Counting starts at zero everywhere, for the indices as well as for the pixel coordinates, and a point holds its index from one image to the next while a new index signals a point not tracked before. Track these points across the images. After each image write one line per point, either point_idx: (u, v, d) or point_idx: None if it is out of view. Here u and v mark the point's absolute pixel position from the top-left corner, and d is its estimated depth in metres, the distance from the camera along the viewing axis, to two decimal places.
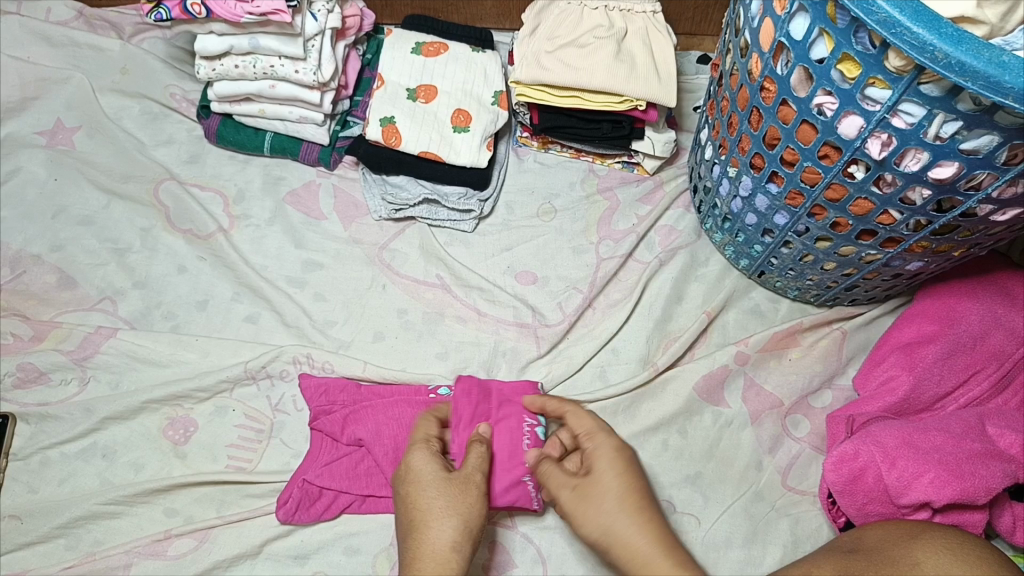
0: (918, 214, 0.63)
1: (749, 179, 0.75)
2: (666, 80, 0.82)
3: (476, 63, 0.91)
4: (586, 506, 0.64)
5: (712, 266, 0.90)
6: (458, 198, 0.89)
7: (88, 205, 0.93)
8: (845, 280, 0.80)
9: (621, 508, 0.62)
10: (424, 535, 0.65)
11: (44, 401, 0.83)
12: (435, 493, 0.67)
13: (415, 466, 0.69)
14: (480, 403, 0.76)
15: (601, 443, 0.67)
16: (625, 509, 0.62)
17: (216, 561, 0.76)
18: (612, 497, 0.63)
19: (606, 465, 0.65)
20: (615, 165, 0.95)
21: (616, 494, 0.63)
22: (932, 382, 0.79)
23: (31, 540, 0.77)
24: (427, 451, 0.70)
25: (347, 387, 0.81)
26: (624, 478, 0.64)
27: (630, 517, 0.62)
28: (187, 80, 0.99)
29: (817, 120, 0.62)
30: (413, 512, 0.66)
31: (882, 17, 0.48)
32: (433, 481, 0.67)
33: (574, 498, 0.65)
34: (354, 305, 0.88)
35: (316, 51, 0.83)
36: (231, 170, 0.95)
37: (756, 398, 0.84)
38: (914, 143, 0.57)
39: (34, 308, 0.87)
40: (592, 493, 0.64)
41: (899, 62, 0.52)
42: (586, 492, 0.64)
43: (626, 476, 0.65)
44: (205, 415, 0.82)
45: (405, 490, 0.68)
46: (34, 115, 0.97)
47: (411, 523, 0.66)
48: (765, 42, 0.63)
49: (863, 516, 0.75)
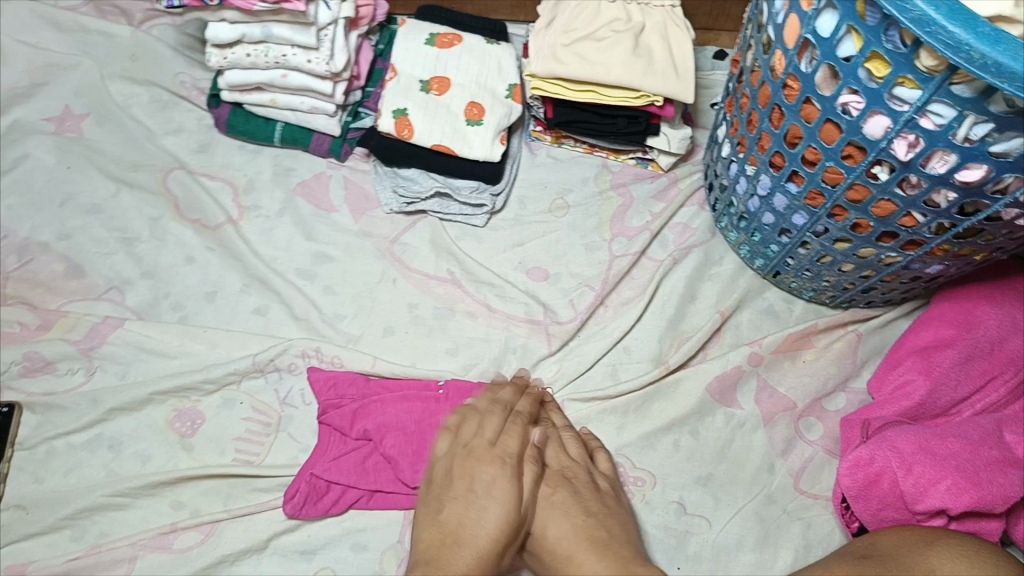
0: (942, 216, 0.62)
1: (768, 178, 0.74)
2: (684, 76, 0.81)
3: (490, 55, 0.90)
4: (541, 561, 0.65)
5: (727, 265, 0.88)
6: (470, 191, 0.88)
7: (97, 194, 0.92)
8: (862, 282, 0.78)
9: (563, 551, 0.64)
10: (474, 545, 0.62)
11: (51, 391, 0.82)
12: (501, 510, 0.64)
13: (498, 480, 0.66)
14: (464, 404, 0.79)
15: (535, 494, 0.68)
16: (565, 549, 0.63)
17: (222, 555, 0.75)
18: (554, 545, 0.64)
19: (542, 523, 0.66)
20: (629, 160, 0.93)
21: (555, 536, 0.64)
22: (949, 387, 0.77)
23: (36, 531, 0.76)
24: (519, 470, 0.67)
25: (356, 381, 0.80)
26: (561, 517, 0.65)
27: (573, 553, 0.63)
28: (197, 68, 0.98)
29: (842, 119, 0.60)
30: (473, 523, 0.63)
31: (916, 15, 0.47)
32: (509, 503, 0.65)
33: (532, 553, 0.67)
34: (363, 299, 0.87)
35: (329, 40, 0.82)
36: (241, 160, 0.94)
37: (769, 400, 0.83)
38: (942, 144, 0.56)
39: (41, 297, 0.86)
40: (539, 547, 0.65)
41: (931, 62, 0.51)
42: (535, 548, 0.66)
43: (562, 518, 0.65)
44: (212, 408, 0.82)
45: (478, 496, 0.65)
46: (43, 101, 0.96)
47: (467, 530, 0.63)
48: (789, 38, 0.62)
49: (877, 522, 0.73)
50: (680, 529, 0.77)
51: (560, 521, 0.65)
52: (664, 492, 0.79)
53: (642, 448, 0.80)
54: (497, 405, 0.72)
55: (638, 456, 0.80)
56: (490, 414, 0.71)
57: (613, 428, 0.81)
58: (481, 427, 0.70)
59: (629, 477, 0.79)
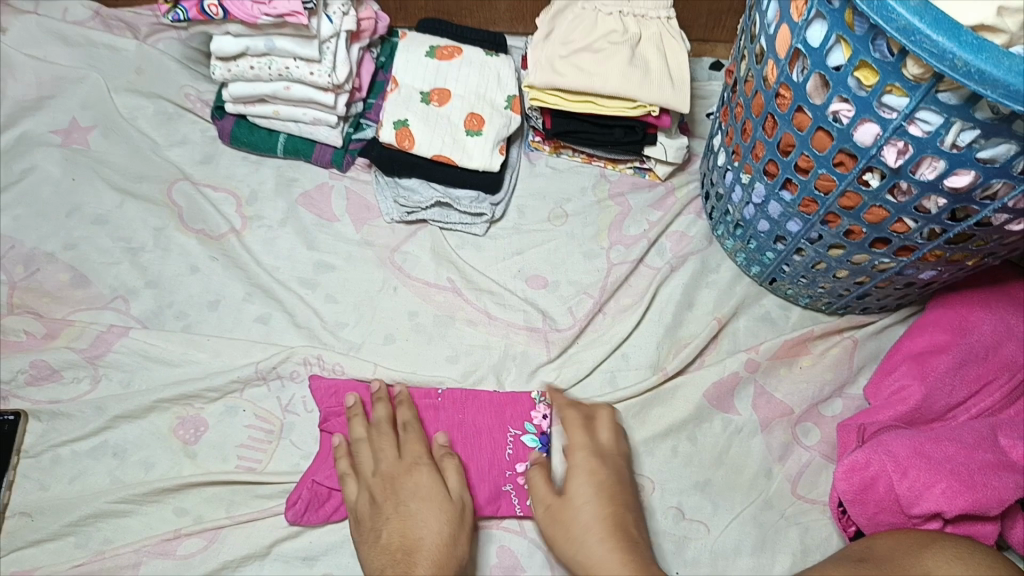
0: (933, 222, 0.63)
1: (763, 186, 0.75)
2: (680, 86, 0.82)
3: (489, 67, 0.91)
4: (563, 526, 0.66)
5: (724, 272, 0.90)
6: (470, 201, 0.89)
7: (102, 205, 0.93)
8: (857, 288, 0.79)
9: (594, 528, 0.64)
10: (427, 548, 0.67)
11: (56, 399, 0.83)
12: (436, 518, 0.70)
13: (424, 486, 0.72)
14: (460, 414, 0.80)
15: (577, 464, 0.69)
16: (597, 527, 0.64)
17: (224, 561, 0.76)
18: (588, 517, 0.65)
19: (582, 493, 0.67)
20: (626, 170, 0.94)
21: (588, 511, 0.65)
22: (944, 392, 0.78)
23: (41, 537, 0.77)
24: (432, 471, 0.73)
25: (358, 389, 0.81)
26: (601, 498, 0.66)
27: (602, 536, 0.64)
28: (202, 81, 0.99)
29: (833, 127, 0.61)
30: (413, 532, 0.69)
31: (901, 24, 0.48)
32: (440, 501, 0.71)
33: (553, 518, 0.67)
34: (365, 307, 0.88)
35: (331, 53, 0.83)
36: (245, 171, 0.95)
37: (766, 406, 0.83)
38: (931, 151, 0.57)
39: (47, 307, 0.88)
40: (570, 513, 0.66)
41: (917, 70, 0.52)
42: (563, 513, 0.66)
43: (599, 494, 0.67)
44: (215, 415, 0.83)
45: (413, 506, 0.70)
46: (50, 114, 0.97)
47: (424, 535, 0.68)
48: (781, 49, 0.63)
49: (874, 525, 0.74)
50: (678, 534, 0.78)
51: (599, 500, 0.66)
52: (662, 498, 0.79)
53: (641, 453, 0.81)
54: (380, 421, 0.78)
55: (637, 463, 0.81)
56: (380, 432, 0.76)
57: None
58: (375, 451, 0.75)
59: None
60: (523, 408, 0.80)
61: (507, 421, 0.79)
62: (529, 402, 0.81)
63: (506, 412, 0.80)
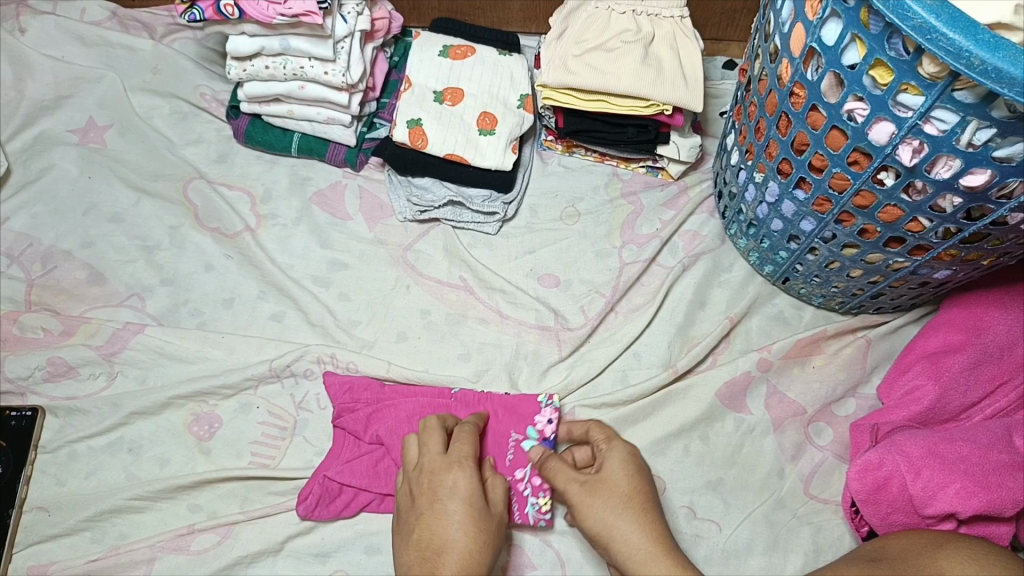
0: (947, 221, 0.63)
1: (776, 185, 0.75)
2: (693, 85, 0.82)
3: (502, 66, 0.92)
4: (602, 494, 0.63)
5: (736, 272, 0.89)
6: (482, 200, 0.90)
7: (118, 203, 0.94)
8: (871, 288, 0.79)
9: (636, 499, 0.63)
10: (458, 551, 0.61)
11: (72, 395, 0.84)
12: (470, 518, 0.63)
13: (464, 485, 0.65)
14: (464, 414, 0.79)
15: (615, 445, 0.67)
16: (637, 499, 0.63)
17: (238, 556, 0.77)
18: (627, 487, 0.63)
19: (617, 466, 0.65)
20: (638, 169, 0.95)
21: (628, 481, 0.64)
22: (959, 393, 0.78)
23: (58, 532, 0.78)
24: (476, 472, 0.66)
25: (370, 386, 0.82)
26: (639, 474, 0.65)
27: (644, 508, 0.62)
28: (217, 80, 1.00)
29: (848, 125, 0.61)
30: (446, 531, 0.62)
31: (917, 22, 0.48)
32: (479, 506, 0.64)
33: (589, 490, 0.64)
34: (378, 305, 0.88)
35: (345, 53, 0.84)
36: (259, 170, 0.96)
37: (779, 405, 0.83)
38: (946, 150, 0.57)
39: (64, 304, 0.89)
40: (608, 483, 0.64)
41: (933, 69, 0.52)
42: (600, 484, 0.64)
43: (636, 471, 0.65)
44: (230, 412, 0.83)
45: (448, 504, 0.64)
46: (66, 113, 0.98)
47: (457, 536, 0.62)
48: (796, 47, 0.63)
49: (887, 526, 0.74)
50: (689, 533, 0.78)
51: (639, 478, 0.65)
52: (674, 497, 0.79)
53: (653, 452, 0.81)
54: (430, 420, 0.71)
55: (650, 461, 0.81)
56: (427, 428, 0.69)
57: (624, 433, 0.82)
58: (425, 439, 0.69)
59: None
60: (528, 411, 0.78)
61: (510, 425, 0.78)
62: (535, 405, 0.78)
63: (510, 416, 0.78)
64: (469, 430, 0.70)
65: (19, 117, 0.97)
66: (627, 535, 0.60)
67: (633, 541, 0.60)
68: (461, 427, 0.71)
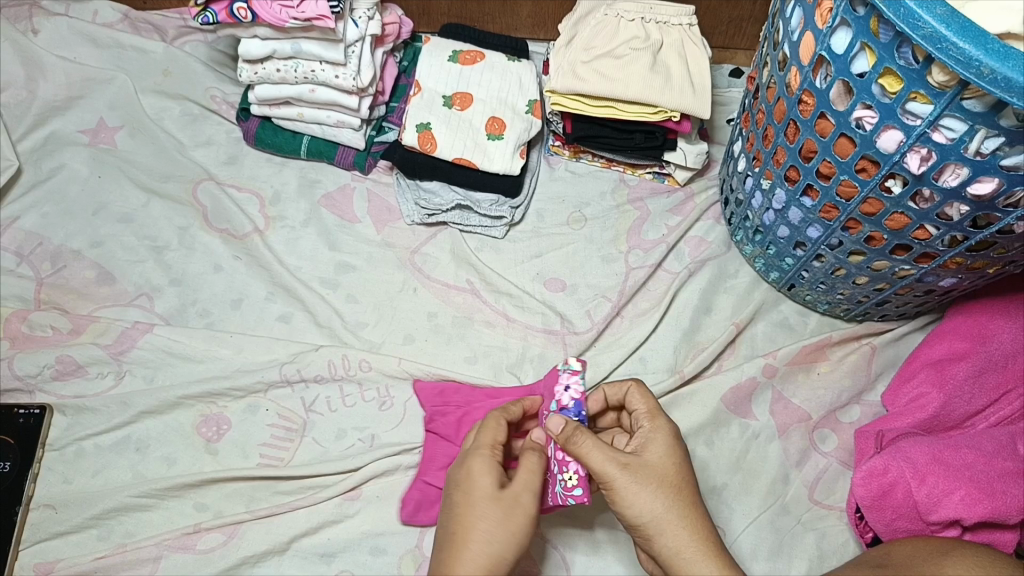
0: (954, 229, 0.64)
1: (783, 192, 0.75)
2: (701, 92, 0.83)
3: (511, 72, 0.92)
4: (648, 480, 0.61)
5: (742, 278, 0.90)
6: (489, 205, 0.90)
7: (128, 203, 0.95)
8: (876, 295, 0.80)
9: (683, 488, 0.61)
10: (462, 544, 0.60)
11: (80, 394, 0.84)
12: (473, 507, 0.62)
13: (476, 473, 0.63)
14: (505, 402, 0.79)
15: (660, 426, 0.65)
16: (684, 488, 0.61)
17: (245, 556, 0.77)
18: (673, 476, 0.62)
19: (662, 450, 0.63)
20: (645, 175, 0.95)
21: (674, 469, 0.62)
22: (963, 400, 0.79)
23: (65, 529, 0.78)
24: (491, 459, 0.64)
25: (460, 389, 0.81)
26: (682, 460, 0.63)
27: (690, 498, 0.61)
28: (227, 83, 1.01)
29: (856, 133, 0.62)
30: (456, 523, 0.62)
31: (928, 32, 0.49)
32: (487, 493, 0.62)
33: (635, 473, 0.61)
34: (385, 308, 0.89)
35: (356, 57, 0.84)
36: (268, 172, 0.96)
37: (784, 411, 0.84)
38: (954, 158, 0.57)
39: (73, 303, 0.89)
40: (654, 469, 0.62)
41: (943, 78, 0.53)
42: (645, 468, 0.61)
43: (681, 457, 0.63)
44: (238, 414, 0.84)
45: (456, 494, 0.63)
46: (78, 114, 0.99)
47: (460, 527, 0.61)
48: (805, 55, 0.64)
49: (891, 532, 0.74)
50: None
51: (685, 467, 0.63)
52: None
53: None
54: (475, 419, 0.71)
55: None
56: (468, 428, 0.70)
57: None
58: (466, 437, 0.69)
59: None
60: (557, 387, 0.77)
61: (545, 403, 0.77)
62: None
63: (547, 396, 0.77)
64: (495, 416, 0.67)
65: (31, 117, 0.98)
66: (675, 528, 0.60)
67: (683, 536, 0.60)
68: (490, 413, 0.69)
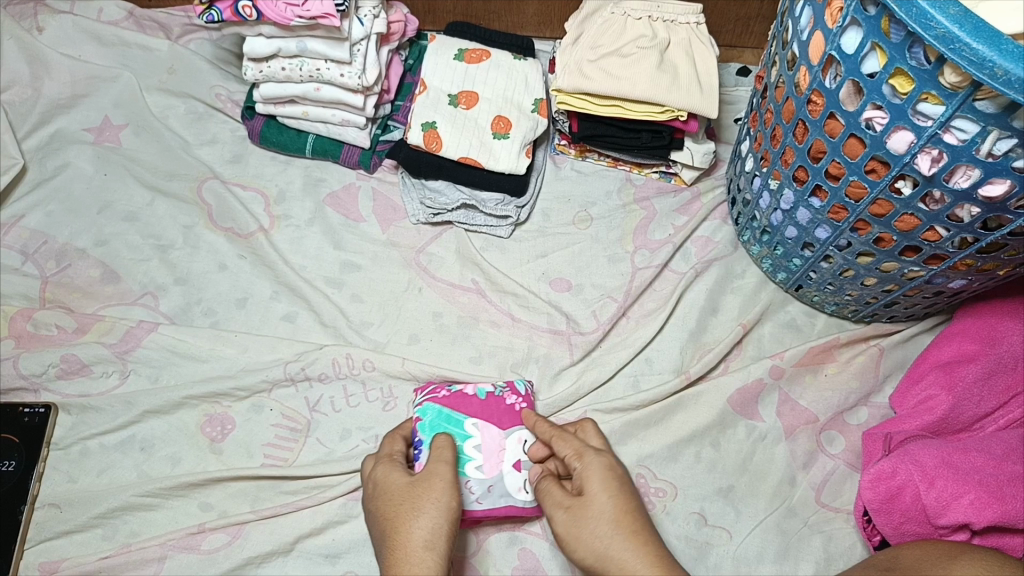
0: (965, 231, 0.63)
1: (792, 193, 0.74)
2: (709, 91, 0.82)
3: (518, 70, 0.92)
4: (585, 522, 0.60)
5: (749, 278, 0.89)
6: (495, 204, 0.90)
7: (133, 202, 0.94)
8: (885, 296, 0.79)
9: (622, 520, 0.59)
10: (395, 531, 0.61)
11: (85, 393, 0.84)
12: (394, 500, 0.63)
13: (386, 475, 0.66)
14: None
15: (590, 462, 0.63)
16: (622, 519, 0.60)
17: (249, 556, 0.77)
18: (612, 509, 0.60)
19: (599, 485, 0.62)
20: (652, 174, 0.94)
21: (612, 503, 0.60)
22: (972, 403, 0.78)
23: (69, 528, 0.78)
24: (396, 463, 0.67)
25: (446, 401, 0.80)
26: (620, 490, 0.61)
27: (631, 527, 0.59)
28: (232, 81, 1.00)
29: (865, 134, 0.61)
30: (382, 521, 0.63)
31: (941, 32, 0.48)
32: (402, 485, 0.64)
33: (575, 517, 0.61)
34: (390, 307, 0.89)
35: (362, 55, 0.84)
36: (273, 171, 0.96)
37: (790, 413, 0.83)
38: (965, 159, 0.57)
39: (78, 301, 0.89)
40: (590, 508, 0.61)
41: (955, 78, 0.52)
42: (584, 510, 0.61)
43: (621, 487, 0.62)
44: (243, 413, 0.83)
45: (374, 505, 0.64)
46: (83, 112, 0.99)
47: (389, 522, 0.62)
48: (814, 55, 0.63)
49: (898, 535, 0.74)
50: (700, 540, 0.78)
51: (622, 494, 0.61)
52: (685, 503, 0.79)
53: (665, 458, 0.81)
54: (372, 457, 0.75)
55: (661, 468, 0.81)
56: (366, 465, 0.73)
57: (637, 439, 0.82)
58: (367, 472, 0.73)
59: (651, 488, 0.80)
60: (496, 409, 0.76)
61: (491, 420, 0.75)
62: (497, 401, 0.77)
63: (492, 415, 0.76)
64: (387, 436, 0.72)
65: (36, 116, 0.98)
66: (618, 559, 0.58)
67: (629, 568, 0.57)
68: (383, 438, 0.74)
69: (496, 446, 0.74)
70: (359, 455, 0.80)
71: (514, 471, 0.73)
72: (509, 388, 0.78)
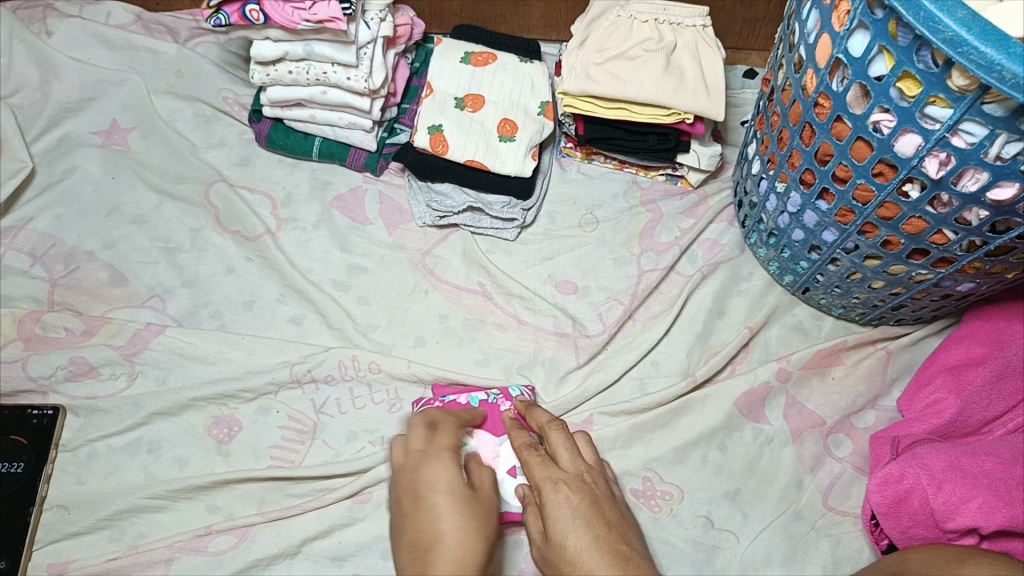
0: (973, 234, 0.63)
1: (798, 196, 0.74)
2: (715, 93, 0.82)
3: (524, 73, 0.92)
4: (555, 567, 0.58)
5: (756, 281, 0.89)
6: (501, 206, 0.90)
7: (141, 205, 0.95)
8: (892, 299, 0.79)
9: (583, 562, 0.55)
10: (449, 546, 0.53)
11: (93, 395, 0.85)
12: (460, 517, 0.56)
13: (445, 478, 0.58)
14: None
15: (549, 500, 0.59)
16: (583, 561, 0.55)
17: (257, 558, 0.77)
18: (573, 550, 0.56)
19: (556, 527, 0.57)
20: (658, 177, 0.94)
21: (573, 546, 0.56)
22: (980, 406, 0.77)
23: (77, 530, 0.78)
24: (456, 464, 0.60)
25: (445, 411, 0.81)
26: (581, 527, 0.57)
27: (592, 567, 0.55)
28: (239, 84, 1.01)
29: (873, 137, 0.61)
30: (435, 524, 0.55)
31: (948, 35, 0.48)
32: (467, 501, 0.57)
33: (548, 561, 0.59)
34: (397, 309, 0.89)
35: (368, 59, 0.84)
36: (280, 174, 0.96)
37: (798, 416, 0.83)
38: (974, 162, 0.56)
39: (86, 304, 0.89)
40: (554, 553, 0.57)
41: (963, 81, 0.52)
42: (551, 553, 0.58)
43: (580, 523, 0.57)
44: (250, 415, 0.84)
45: (435, 503, 0.56)
46: (91, 115, 0.99)
47: (447, 535, 0.54)
48: (821, 58, 0.63)
49: (906, 539, 0.73)
50: (706, 544, 0.78)
51: (580, 530, 0.57)
52: (692, 506, 0.79)
53: (672, 461, 0.81)
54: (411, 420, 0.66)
55: (667, 471, 0.81)
56: (409, 429, 0.64)
57: (644, 442, 0.82)
58: (406, 438, 0.63)
59: (657, 491, 0.80)
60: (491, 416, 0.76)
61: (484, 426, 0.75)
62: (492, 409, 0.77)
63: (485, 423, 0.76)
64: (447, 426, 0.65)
65: (44, 119, 0.98)
66: None
67: None
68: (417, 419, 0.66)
69: (491, 452, 0.73)
70: (365, 457, 0.80)
71: (509, 477, 0.72)
72: (502, 395, 0.78)
